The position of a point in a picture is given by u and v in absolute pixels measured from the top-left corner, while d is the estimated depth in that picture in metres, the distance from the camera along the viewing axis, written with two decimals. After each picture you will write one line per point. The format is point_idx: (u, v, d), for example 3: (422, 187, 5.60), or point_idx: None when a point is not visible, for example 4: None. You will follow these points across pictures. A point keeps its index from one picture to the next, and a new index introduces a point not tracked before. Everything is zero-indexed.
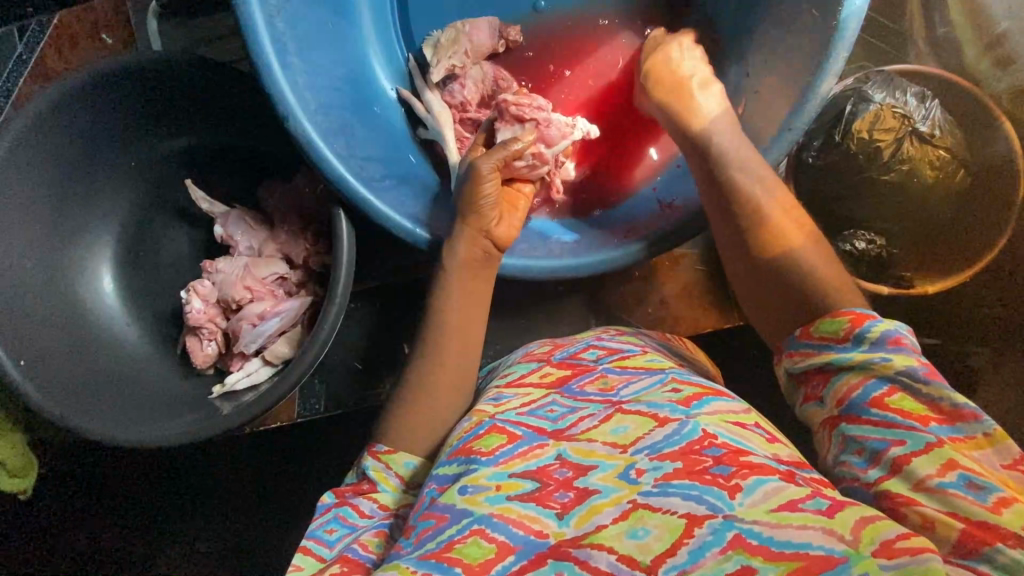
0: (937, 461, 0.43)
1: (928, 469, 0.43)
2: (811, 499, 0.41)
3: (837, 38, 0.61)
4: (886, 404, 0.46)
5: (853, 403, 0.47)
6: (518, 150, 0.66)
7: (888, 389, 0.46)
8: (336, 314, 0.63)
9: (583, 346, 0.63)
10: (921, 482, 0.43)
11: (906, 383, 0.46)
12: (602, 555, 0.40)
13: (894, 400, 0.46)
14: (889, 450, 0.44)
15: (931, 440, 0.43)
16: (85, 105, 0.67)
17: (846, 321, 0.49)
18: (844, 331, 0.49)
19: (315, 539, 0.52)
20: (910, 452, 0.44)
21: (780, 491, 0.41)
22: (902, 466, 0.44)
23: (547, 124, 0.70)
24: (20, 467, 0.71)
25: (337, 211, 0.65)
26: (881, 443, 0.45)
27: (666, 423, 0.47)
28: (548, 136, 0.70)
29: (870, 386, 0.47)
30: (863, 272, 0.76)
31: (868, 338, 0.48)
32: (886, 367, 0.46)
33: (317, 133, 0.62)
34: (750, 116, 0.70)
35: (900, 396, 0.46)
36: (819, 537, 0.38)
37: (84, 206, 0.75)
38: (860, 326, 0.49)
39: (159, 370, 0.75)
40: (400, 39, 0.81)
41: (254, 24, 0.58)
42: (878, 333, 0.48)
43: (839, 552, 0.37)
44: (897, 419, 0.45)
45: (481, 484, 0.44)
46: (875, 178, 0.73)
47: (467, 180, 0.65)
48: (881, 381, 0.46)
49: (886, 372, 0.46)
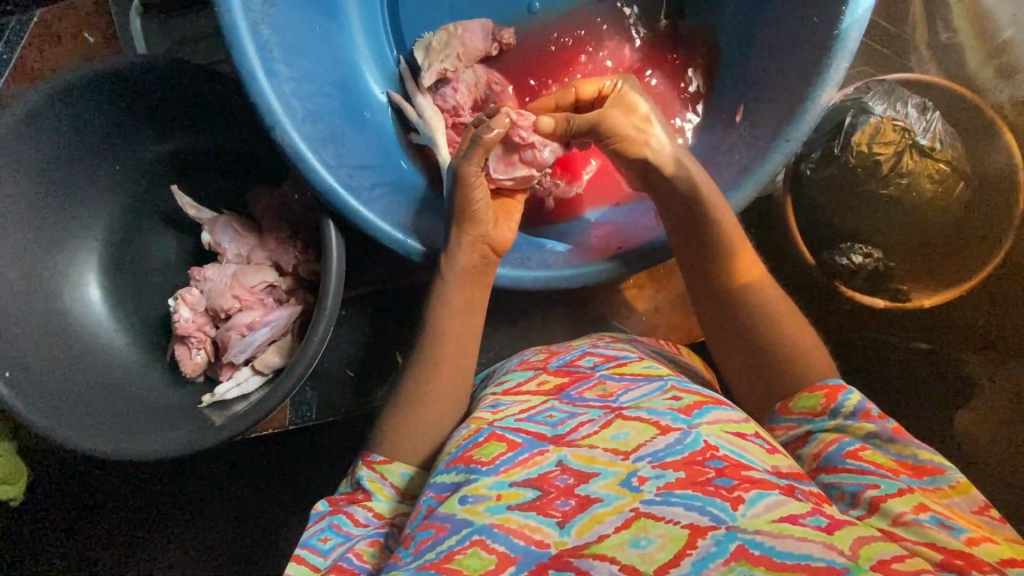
0: (911, 502, 0.43)
1: (903, 508, 0.43)
2: (811, 515, 0.40)
3: (839, 45, 0.60)
4: (860, 456, 0.47)
5: (829, 456, 0.48)
6: (491, 141, 0.62)
7: (860, 445, 0.48)
8: (327, 328, 0.62)
9: (579, 353, 0.62)
10: (897, 517, 0.43)
11: (877, 443, 0.48)
12: (604, 566, 0.39)
13: (867, 453, 0.47)
14: (866, 492, 0.45)
15: (903, 486, 0.45)
16: (68, 108, 0.65)
17: (822, 395, 0.51)
18: (820, 406, 0.51)
19: (309, 548, 0.51)
20: (885, 493, 0.44)
21: (781, 505, 0.40)
22: (878, 505, 0.44)
23: (541, 146, 0.67)
24: (9, 475, 0.70)
25: (326, 221, 0.63)
26: (857, 488, 0.46)
27: (669, 431, 0.46)
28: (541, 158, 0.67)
29: (845, 442, 0.48)
30: (858, 284, 0.77)
31: (843, 411, 0.50)
32: (857, 430, 0.49)
33: (306, 143, 0.60)
34: (752, 124, 0.68)
35: (871, 452, 0.47)
36: (820, 550, 0.37)
37: (67, 211, 0.73)
38: (835, 400, 0.50)
39: (147, 378, 0.74)
40: (391, 41, 0.79)
41: (238, 33, 0.56)
42: (852, 406, 0.50)
43: (841, 564, 0.37)
44: (870, 468, 0.46)
45: (481, 494, 0.43)
46: (873, 191, 0.73)
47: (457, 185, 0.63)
48: (853, 439, 0.48)
49: (858, 433, 0.49)
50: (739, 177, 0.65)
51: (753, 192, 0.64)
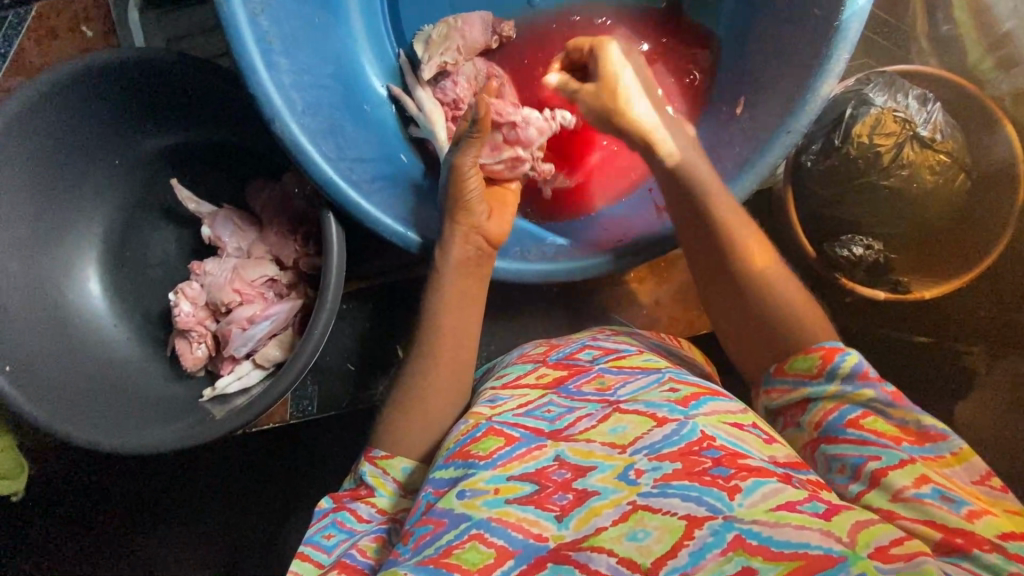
0: (912, 474, 0.43)
1: (904, 481, 0.43)
2: (808, 502, 0.40)
3: (839, 37, 0.60)
4: (861, 425, 0.46)
5: (829, 425, 0.48)
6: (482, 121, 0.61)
7: (861, 412, 0.47)
8: (328, 320, 0.62)
9: (579, 347, 0.62)
10: (898, 493, 0.43)
11: (878, 409, 0.46)
12: (602, 558, 0.39)
13: (868, 421, 0.46)
14: (867, 465, 0.44)
15: (905, 457, 0.44)
16: (66, 101, 0.65)
17: (818, 357, 0.49)
18: (817, 368, 0.49)
19: (313, 545, 0.51)
20: (887, 466, 0.44)
21: (778, 493, 0.40)
22: (880, 479, 0.44)
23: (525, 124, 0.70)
24: (10, 470, 0.70)
25: (326, 214, 0.63)
26: (859, 460, 0.45)
27: (665, 422, 0.46)
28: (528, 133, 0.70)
29: (845, 409, 0.47)
30: (858, 275, 0.76)
31: (840, 373, 0.48)
32: (858, 395, 0.47)
33: (306, 135, 0.60)
34: (752, 116, 0.68)
35: (872, 419, 0.46)
36: (818, 538, 0.37)
37: (66, 204, 0.73)
38: (831, 362, 0.48)
39: (147, 372, 0.74)
40: (391, 35, 0.79)
41: (237, 23, 0.56)
42: (849, 368, 0.48)
43: (839, 551, 0.36)
44: (872, 438, 0.45)
45: (479, 488, 0.43)
46: (872, 183, 0.72)
47: (450, 180, 0.63)
48: (854, 405, 0.47)
49: (858, 399, 0.47)
50: (738, 169, 0.65)
51: (754, 184, 0.64)
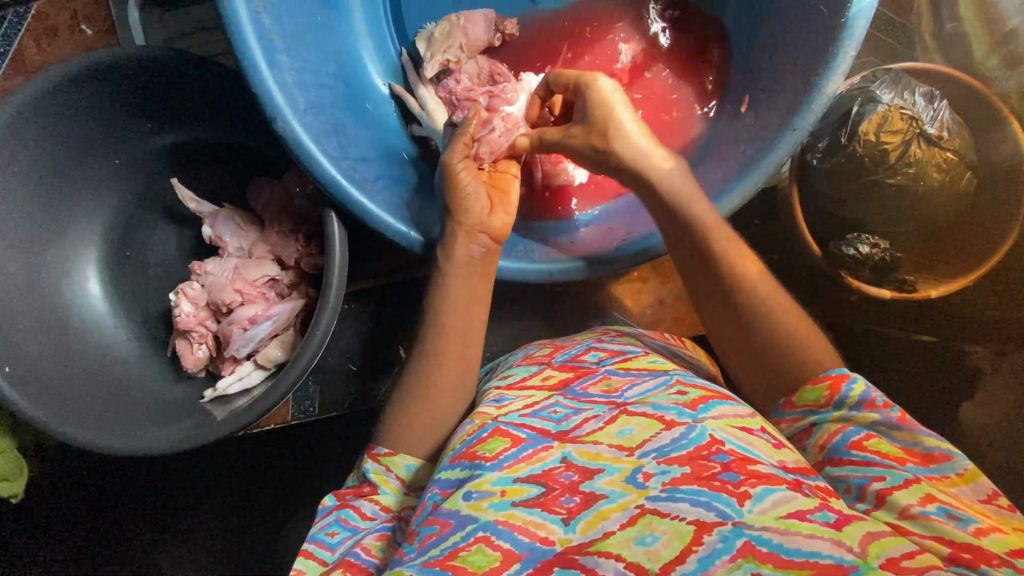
0: (917, 494, 0.43)
1: (909, 500, 0.42)
2: (819, 510, 0.39)
3: (846, 34, 0.59)
4: (865, 446, 0.46)
5: (834, 448, 0.47)
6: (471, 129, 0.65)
7: (866, 434, 0.47)
8: (330, 320, 0.61)
9: (584, 348, 0.61)
10: (904, 510, 0.42)
11: (882, 431, 0.47)
12: (610, 563, 0.38)
13: (871, 443, 0.46)
14: (871, 485, 0.44)
15: (910, 477, 0.44)
16: (66, 101, 0.64)
17: (825, 387, 0.49)
18: (825, 398, 0.49)
19: (317, 542, 0.51)
20: (891, 486, 0.44)
21: (788, 500, 0.39)
22: (884, 498, 0.43)
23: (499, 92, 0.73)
24: (9, 472, 0.69)
25: (330, 214, 0.62)
26: (863, 480, 0.45)
27: (674, 425, 0.45)
28: (505, 98, 0.72)
29: (849, 431, 0.47)
30: (864, 275, 0.76)
31: (848, 402, 0.48)
32: (862, 418, 0.47)
33: (308, 134, 0.59)
34: (756, 115, 0.68)
35: (876, 441, 0.46)
36: (828, 547, 0.37)
37: (66, 204, 0.72)
38: (838, 391, 0.49)
39: (147, 373, 0.74)
40: (394, 33, 0.79)
41: (239, 19, 0.55)
42: (857, 396, 0.48)
43: (849, 561, 0.36)
44: (876, 459, 0.45)
45: (485, 490, 0.43)
46: (878, 181, 0.71)
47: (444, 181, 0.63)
48: (858, 428, 0.47)
49: (862, 422, 0.47)
50: (743, 168, 0.65)
51: (761, 181, 0.63)
